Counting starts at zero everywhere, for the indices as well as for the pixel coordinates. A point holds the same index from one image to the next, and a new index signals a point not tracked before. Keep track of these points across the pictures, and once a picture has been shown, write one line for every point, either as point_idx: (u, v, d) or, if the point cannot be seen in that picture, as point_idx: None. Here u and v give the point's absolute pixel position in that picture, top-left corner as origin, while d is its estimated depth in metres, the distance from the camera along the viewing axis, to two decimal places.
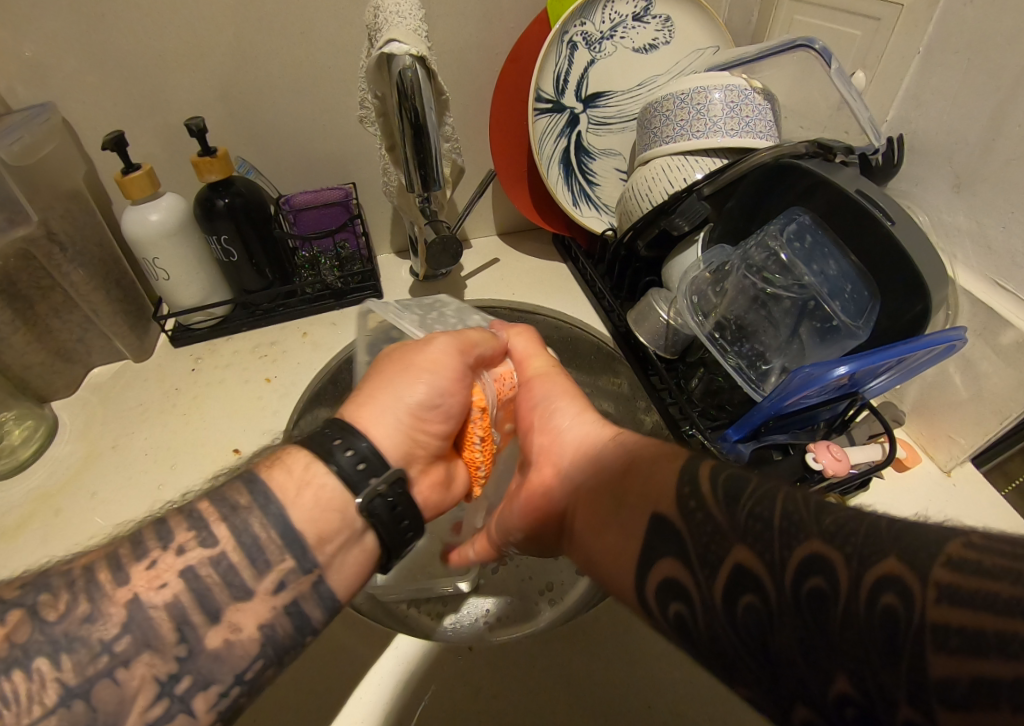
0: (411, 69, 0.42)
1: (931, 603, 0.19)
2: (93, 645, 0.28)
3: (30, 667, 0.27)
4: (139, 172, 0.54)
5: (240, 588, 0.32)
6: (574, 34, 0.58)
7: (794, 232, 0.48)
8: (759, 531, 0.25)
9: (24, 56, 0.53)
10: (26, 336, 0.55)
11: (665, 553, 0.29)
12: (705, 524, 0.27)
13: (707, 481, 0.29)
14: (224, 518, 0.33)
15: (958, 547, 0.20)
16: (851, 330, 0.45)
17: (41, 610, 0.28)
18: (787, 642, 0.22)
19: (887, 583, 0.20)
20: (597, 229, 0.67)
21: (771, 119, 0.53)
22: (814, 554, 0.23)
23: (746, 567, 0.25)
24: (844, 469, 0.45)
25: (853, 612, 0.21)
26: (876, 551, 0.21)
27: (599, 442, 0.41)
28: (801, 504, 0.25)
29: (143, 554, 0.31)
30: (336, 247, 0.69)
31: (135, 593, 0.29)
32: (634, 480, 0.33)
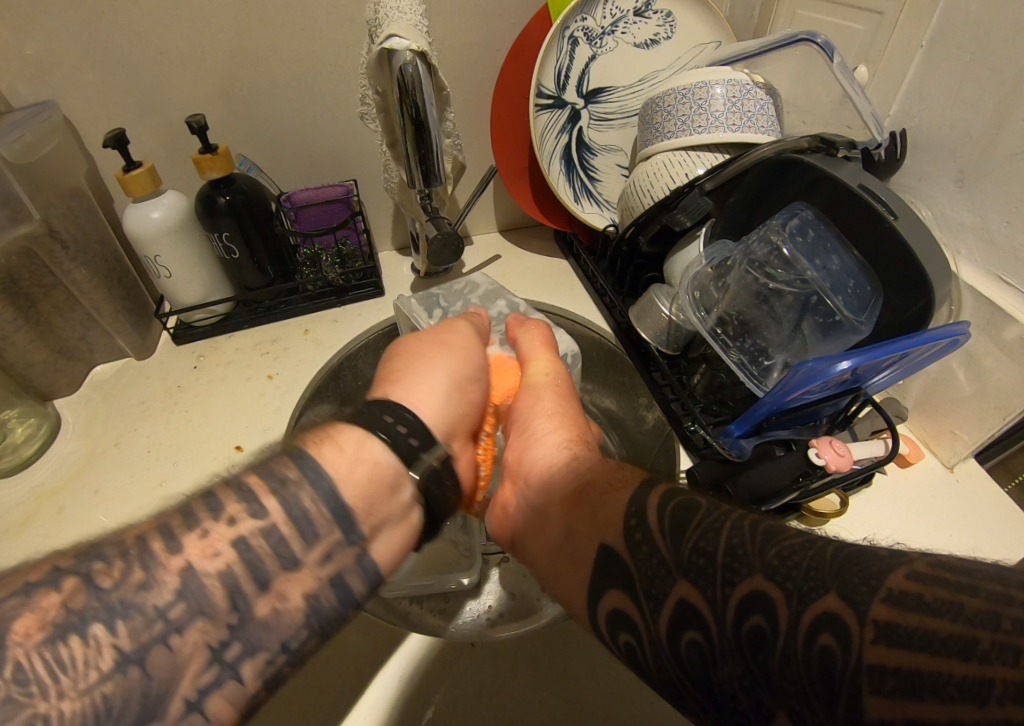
0: (411, 64, 0.42)
1: (869, 641, 0.21)
2: (148, 614, 0.26)
3: (86, 636, 0.25)
4: (141, 169, 0.54)
5: (289, 560, 0.30)
6: (575, 30, 0.58)
7: (796, 227, 0.48)
8: (701, 568, 0.27)
9: (25, 53, 0.53)
10: (28, 334, 0.55)
11: (612, 587, 0.31)
12: (650, 559, 0.30)
13: (654, 513, 0.31)
14: (275, 493, 0.31)
15: (899, 580, 0.22)
16: (853, 325, 0.45)
17: (95, 577, 0.26)
18: (729, 677, 0.25)
19: (826, 623, 0.22)
20: (598, 225, 0.67)
21: (772, 113, 0.53)
22: (758, 590, 0.25)
23: (689, 600, 0.27)
24: (846, 465, 0.45)
25: (793, 652, 0.23)
26: (817, 589, 0.23)
27: (563, 465, 0.39)
28: (746, 537, 0.27)
29: (194, 524, 0.29)
30: (337, 244, 0.68)
31: (188, 560, 0.28)
32: (592, 508, 0.34)
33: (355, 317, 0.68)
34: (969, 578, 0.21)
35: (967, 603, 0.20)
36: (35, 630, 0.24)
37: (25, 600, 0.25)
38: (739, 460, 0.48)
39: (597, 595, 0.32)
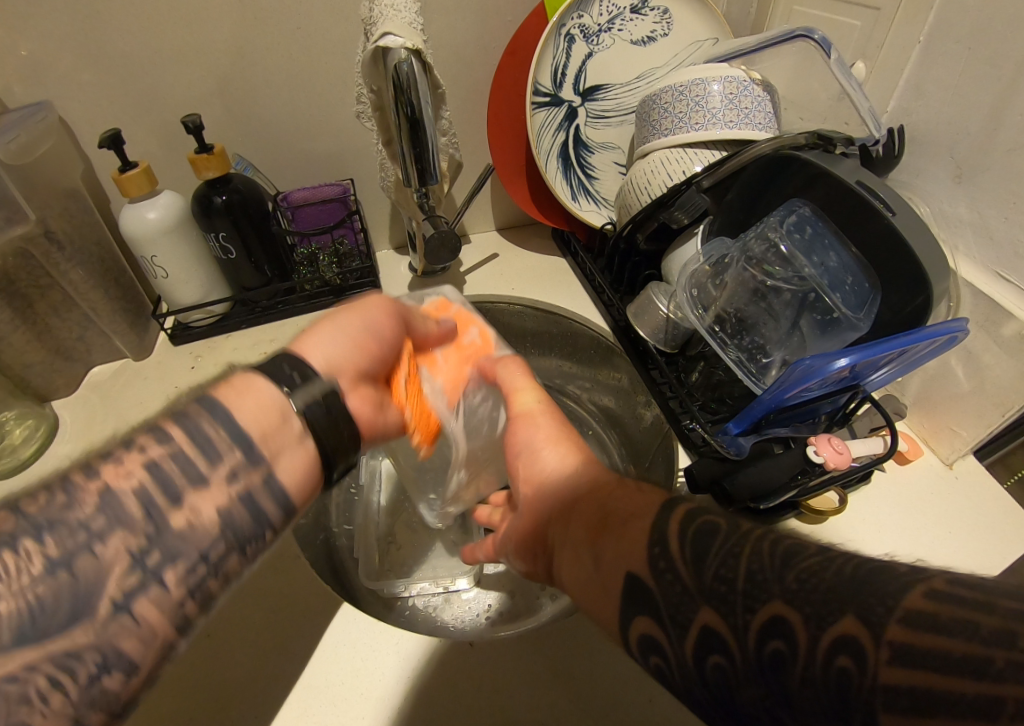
0: (406, 62, 0.42)
1: (885, 663, 0.20)
2: (72, 524, 0.27)
3: (17, 548, 0.26)
4: (136, 169, 0.54)
5: (195, 475, 0.30)
6: (571, 27, 0.58)
7: (794, 224, 0.47)
8: (724, 594, 0.25)
9: (20, 54, 0.52)
10: (26, 335, 0.55)
11: (641, 613, 0.28)
12: (674, 586, 0.27)
13: (676, 538, 0.28)
14: (179, 424, 0.31)
15: (914, 600, 0.20)
16: (851, 322, 0.45)
17: (21, 505, 0.28)
18: (750, 699, 0.23)
19: (842, 646, 0.21)
20: (596, 223, 0.67)
21: (770, 110, 0.53)
22: (775, 616, 0.23)
23: (711, 627, 0.25)
24: (845, 463, 0.45)
25: (812, 674, 0.21)
26: (833, 610, 0.22)
27: (580, 494, 0.36)
28: (764, 560, 0.25)
29: (108, 456, 0.30)
30: (334, 243, 0.69)
31: (105, 482, 0.29)
32: (615, 537, 0.31)
33: None
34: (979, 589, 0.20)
35: (984, 622, 0.19)
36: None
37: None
38: (736, 459, 0.48)
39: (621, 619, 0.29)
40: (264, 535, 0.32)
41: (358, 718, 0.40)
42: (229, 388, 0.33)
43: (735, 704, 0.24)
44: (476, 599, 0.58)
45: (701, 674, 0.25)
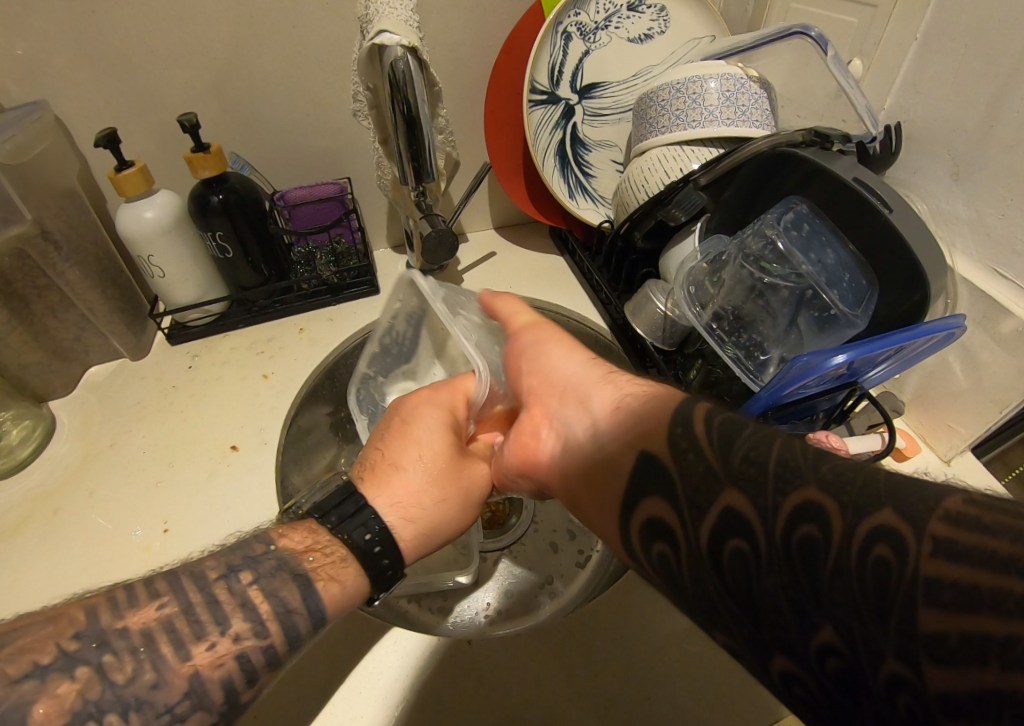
0: (403, 60, 0.42)
1: (927, 555, 0.19)
2: (159, 707, 0.27)
3: (102, 721, 0.26)
4: (133, 168, 0.54)
5: (272, 657, 0.32)
6: (568, 25, 0.58)
7: (791, 221, 0.47)
8: (752, 475, 0.25)
9: (16, 54, 0.52)
10: (23, 336, 0.55)
11: (652, 495, 0.30)
12: (697, 465, 0.27)
13: (700, 427, 0.28)
14: (280, 617, 0.32)
15: (956, 502, 0.20)
16: (849, 319, 0.45)
17: (108, 671, 0.27)
18: (772, 585, 0.23)
19: (881, 536, 0.20)
20: (594, 221, 0.67)
21: (767, 108, 0.53)
22: (809, 501, 0.23)
23: (735, 508, 0.25)
24: (843, 459, 0.45)
25: (845, 562, 0.21)
26: (871, 504, 0.21)
27: (590, 385, 0.39)
28: (798, 451, 0.24)
29: (201, 635, 0.30)
30: (331, 241, 0.69)
31: (197, 668, 0.29)
32: (636, 419, 0.33)
33: (350, 315, 0.68)
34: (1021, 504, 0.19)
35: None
36: (54, 714, 0.25)
37: (42, 684, 0.26)
38: None
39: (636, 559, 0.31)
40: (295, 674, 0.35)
41: (357, 718, 0.40)
42: (321, 573, 0.35)
43: (754, 597, 0.23)
44: (475, 599, 0.58)
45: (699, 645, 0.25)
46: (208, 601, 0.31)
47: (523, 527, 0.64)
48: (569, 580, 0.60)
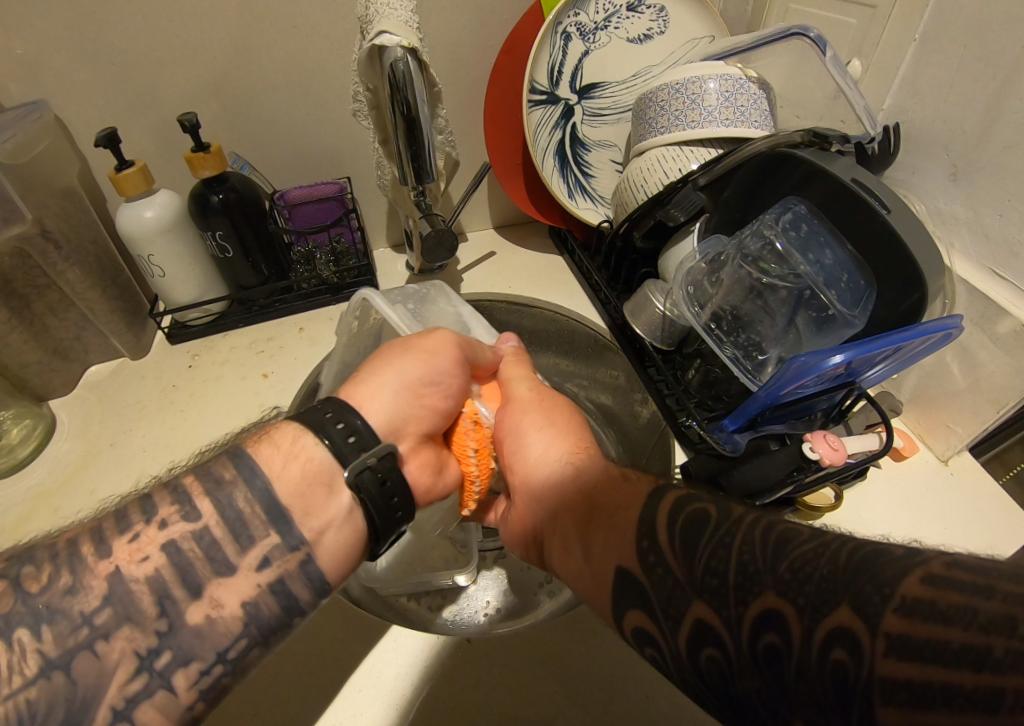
0: (403, 60, 0.42)
1: (880, 655, 0.21)
2: (75, 618, 0.29)
3: (12, 641, 0.28)
4: (133, 168, 0.54)
5: (223, 563, 0.33)
6: (567, 25, 0.58)
7: (789, 222, 0.47)
8: (714, 587, 0.27)
9: (16, 53, 0.52)
10: (24, 335, 0.55)
11: (631, 608, 0.31)
12: (665, 579, 0.30)
13: (665, 535, 0.31)
14: (212, 495, 0.34)
15: (912, 588, 0.21)
16: (847, 319, 0.45)
17: (24, 583, 0.29)
18: (751, 689, 0.25)
19: (837, 638, 0.22)
20: (593, 220, 0.67)
21: (766, 108, 0.53)
22: (769, 609, 0.24)
23: (705, 620, 0.27)
24: (841, 459, 0.44)
25: (808, 666, 0.23)
26: (828, 602, 0.23)
27: (563, 492, 0.41)
28: (756, 550, 0.26)
29: (126, 528, 0.32)
30: (332, 241, 0.69)
31: (117, 566, 0.31)
32: (608, 525, 0.35)
33: None
34: (986, 578, 0.20)
35: (983, 608, 0.19)
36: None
37: None
38: (732, 455, 0.48)
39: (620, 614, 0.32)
40: (296, 623, 0.35)
41: (358, 717, 0.40)
42: (262, 446, 0.36)
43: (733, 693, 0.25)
44: (473, 598, 0.58)
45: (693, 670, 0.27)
46: (139, 502, 0.33)
47: None
48: None
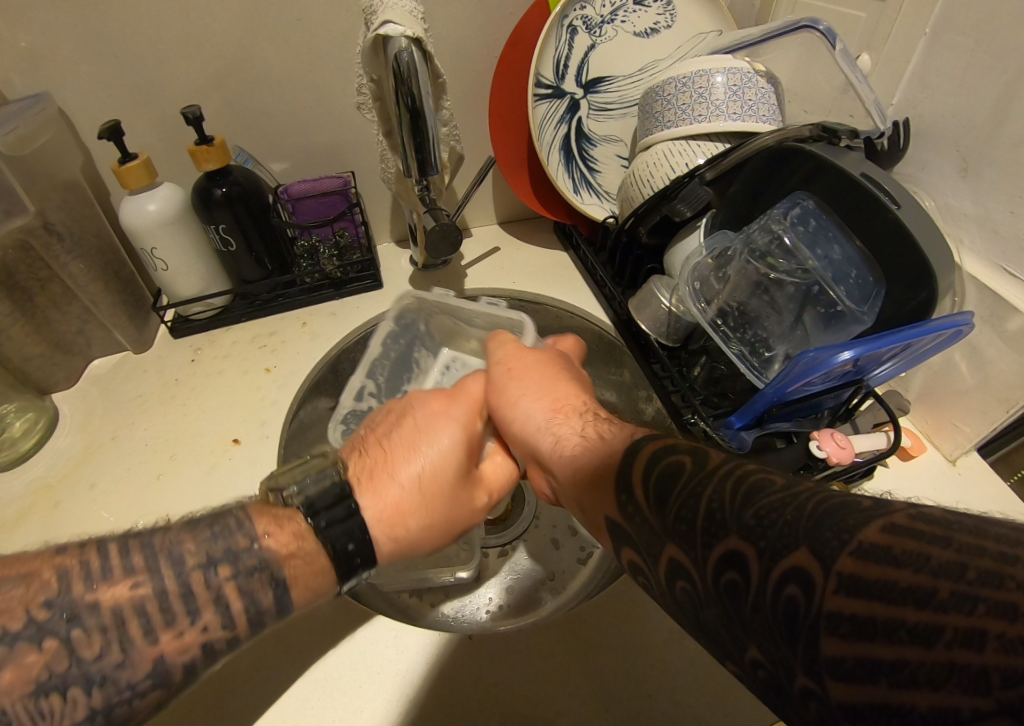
0: (407, 51, 0.41)
1: (831, 592, 0.21)
2: (122, 683, 0.30)
3: (65, 692, 0.28)
4: (136, 161, 0.54)
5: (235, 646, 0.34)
6: (574, 18, 0.58)
7: (798, 216, 0.47)
8: (685, 531, 0.28)
9: (19, 46, 0.52)
10: (25, 328, 0.55)
11: (625, 544, 0.33)
12: (638, 521, 0.31)
13: (640, 486, 0.32)
14: (247, 610, 0.34)
15: (871, 534, 0.21)
16: (856, 316, 0.45)
17: (76, 646, 0.29)
18: (715, 618, 0.26)
19: (793, 576, 0.22)
20: (598, 216, 0.66)
21: (774, 102, 0.53)
22: (733, 551, 0.25)
23: (677, 559, 0.28)
24: (848, 457, 0.44)
25: (762, 600, 0.23)
26: (787, 546, 0.23)
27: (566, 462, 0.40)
28: (725, 499, 0.27)
29: (172, 621, 0.32)
30: (335, 236, 0.67)
31: (163, 653, 0.31)
32: (590, 488, 0.36)
33: (353, 310, 0.67)
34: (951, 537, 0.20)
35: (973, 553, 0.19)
36: (20, 684, 0.27)
37: (10, 652, 0.27)
38: (739, 452, 0.47)
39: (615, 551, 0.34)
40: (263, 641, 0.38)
41: (359, 712, 0.40)
42: (299, 580, 0.36)
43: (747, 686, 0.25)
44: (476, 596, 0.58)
45: (674, 595, 0.28)
46: (185, 589, 0.32)
47: (527, 522, 0.64)
48: (570, 577, 0.60)
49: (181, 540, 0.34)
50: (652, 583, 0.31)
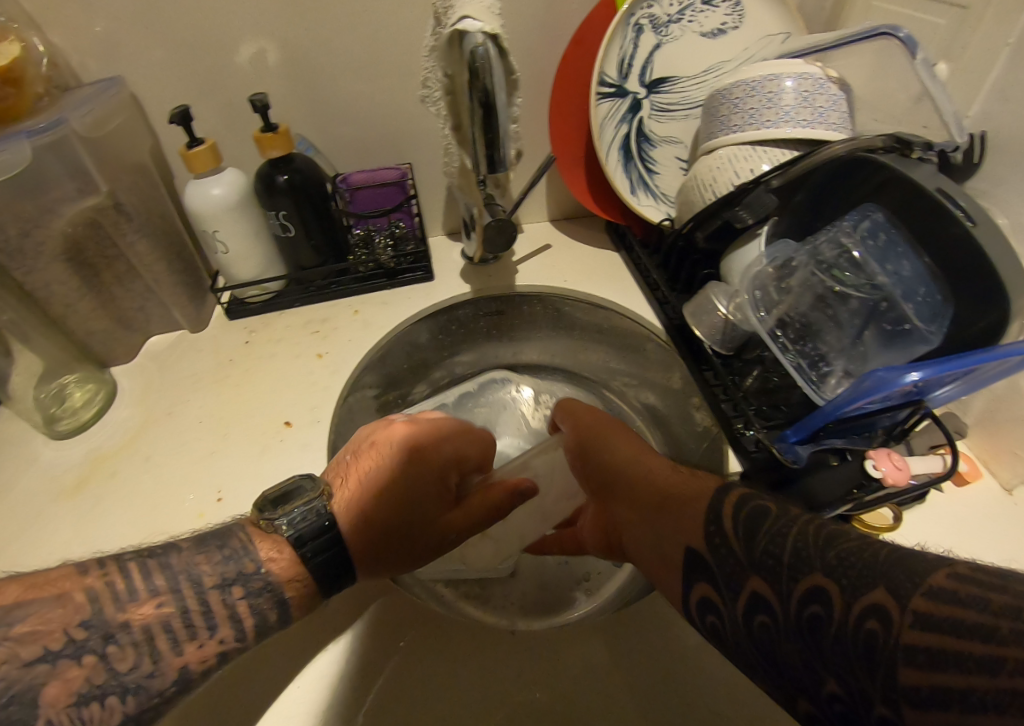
0: (483, 46, 0.41)
1: (907, 626, 0.25)
2: (152, 691, 0.33)
3: (104, 702, 0.32)
4: (204, 145, 0.55)
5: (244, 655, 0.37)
6: (640, 17, 0.57)
7: (867, 230, 0.46)
8: (771, 566, 0.32)
9: (96, 31, 0.54)
10: (91, 303, 0.58)
11: (701, 579, 0.37)
12: (727, 557, 0.35)
13: (730, 522, 0.36)
14: (257, 624, 0.37)
15: (940, 579, 0.25)
16: (923, 335, 0.44)
17: (111, 659, 0.33)
18: (791, 650, 0.30)
19: (873, 612, 0.26)
20: (654, 218, 0.65)
21: (845, 110, 0.51)
22: (817, 585, 0.29)
23: (760, 592, 0.32)
24: (904, 480, 0.43)
25: (845, 631, 0.27)
26: (867, 584, 0.27)
27: (655, 493, 0.46)
28: (810, 543, 0.31)
29: (195, 635, 0.35)
30: (390, 225, 0.68)
31: (187, 664, 0.35)
32: (677, 518, 0.41)
33: (404, 300, 0.68)
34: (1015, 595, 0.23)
35: None
36: (64, 694, 0.31)
37: (53, 669, 0.31)
38: (794, 467, 0.45)
39: (689, 584, 0.38)
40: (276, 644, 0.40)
41: (409, 699, 0.41)
42: (299, 602, 0.38)
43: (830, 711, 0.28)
44: (510, 593, 0.58)
45: (752, 630, 0.32)
46: (202, 605, 0.35)
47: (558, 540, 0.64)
48: (606, 578, 0.60)
49: (196, 563, 0.37)
50: (726, 619, 0.35)
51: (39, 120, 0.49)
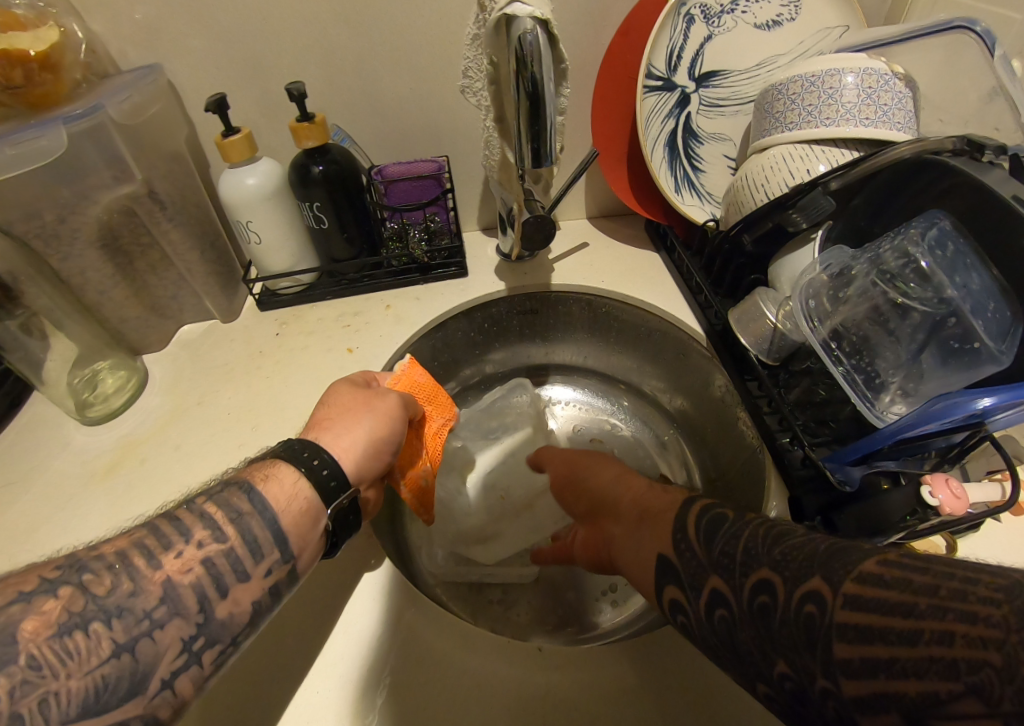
0: (532, 33, 0.39)
1: (839, 607, 0.26)
2: (138, 613, 0.32)
3: (87, 630, 0.30)
4: (239, 134, 0.54)
5: (242, 573, 0.36)
6: (691, 7, 0.55)
7: (934, 239, 0.43)
8: (727, 563, 0.32)
9: (135, 18, 0.53)
10: (125, 290, 0.58)
11: (670, 582, 0.35)
12: (687, 554, 0.35)
13: (692, 526, 0.36)
14: (232, 520, 0.36)
15: (869, 565, 0.27)
16: (993, 354, 0.39)
17: (89, 586, 0.32)
18: (748, 638, 0.30)
19: (811, 596, 0.28)
20: (698, 219, 0.62)
21: (911, 109, 0.48)
22: (764, 579, 0.30)
23: (718, 589, 0.32)
24: (963, 509, 0.39)
25: (789, 617, 0.28)
26: (806, 572, 0.28)
27: (633, 503, 0.43)
28: (757, 541, 0.32)
29: (169, 545, 0.34)
30: (426, 220, 0.66)
31: (168, 575, 0.33)
32: (653, 527, 0.39)
33: (437, 295, 0.66)
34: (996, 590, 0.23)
35: None
36: (42, 628, 0.30)
37: (29, 605, 0.30)
38: (846, 489, 0.43)
39: (659, 588, 0.36)
40: (268, 566, 0.37)
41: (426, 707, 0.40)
42: (278, 498, 0.38)
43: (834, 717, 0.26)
44: (535, 604, 0.57)
45: (711, 623, 0.32)
46: (169, 521, 0.36)
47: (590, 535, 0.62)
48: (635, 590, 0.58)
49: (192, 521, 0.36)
50: (692, 617, 0.34)
51: (77, 107, 0.48)
